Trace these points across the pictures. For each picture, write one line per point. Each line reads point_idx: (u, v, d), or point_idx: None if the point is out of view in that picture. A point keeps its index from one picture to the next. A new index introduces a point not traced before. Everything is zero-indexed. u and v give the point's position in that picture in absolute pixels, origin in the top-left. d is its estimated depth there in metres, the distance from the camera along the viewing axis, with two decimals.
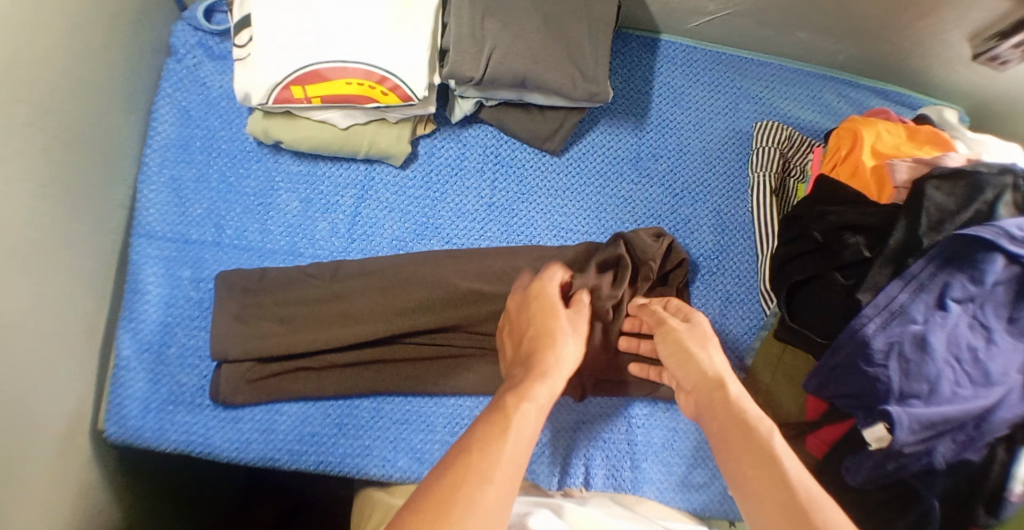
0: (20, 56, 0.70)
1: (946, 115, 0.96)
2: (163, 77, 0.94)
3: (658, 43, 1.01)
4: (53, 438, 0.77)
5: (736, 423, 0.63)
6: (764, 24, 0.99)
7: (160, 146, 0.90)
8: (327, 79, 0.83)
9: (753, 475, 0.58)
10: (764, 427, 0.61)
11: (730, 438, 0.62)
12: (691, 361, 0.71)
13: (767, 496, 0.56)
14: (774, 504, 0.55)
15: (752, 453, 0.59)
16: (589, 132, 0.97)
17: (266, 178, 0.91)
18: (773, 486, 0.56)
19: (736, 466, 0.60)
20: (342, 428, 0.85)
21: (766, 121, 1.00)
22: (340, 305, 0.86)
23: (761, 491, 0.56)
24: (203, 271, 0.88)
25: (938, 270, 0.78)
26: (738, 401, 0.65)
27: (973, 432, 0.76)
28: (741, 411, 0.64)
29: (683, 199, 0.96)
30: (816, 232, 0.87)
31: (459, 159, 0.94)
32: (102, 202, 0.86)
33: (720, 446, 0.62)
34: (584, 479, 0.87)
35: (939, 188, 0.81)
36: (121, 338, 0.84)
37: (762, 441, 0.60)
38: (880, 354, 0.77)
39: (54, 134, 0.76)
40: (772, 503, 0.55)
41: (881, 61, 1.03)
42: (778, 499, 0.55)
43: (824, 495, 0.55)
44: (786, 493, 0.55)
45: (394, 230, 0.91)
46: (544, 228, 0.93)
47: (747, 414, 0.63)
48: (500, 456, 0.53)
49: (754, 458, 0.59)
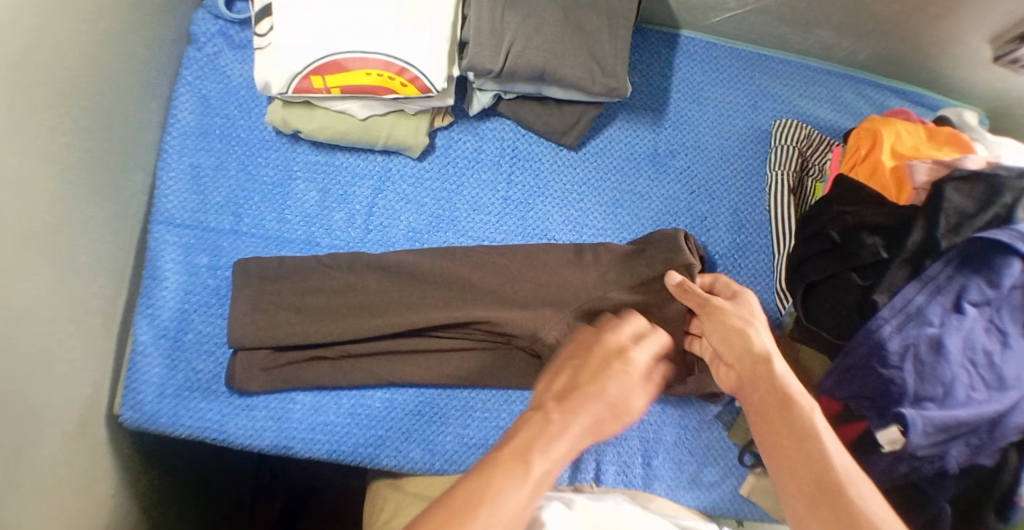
0: (44, 43, 0.70)
1: (965, 116, 0.95)
2: (183, 65, 0.94)
3: (677, 39, 1.01)
4: (70, 421, 0.78)
5: (778, 401, 0.62)
6: (784, 22, 0.98)
7: (180, 133, 0.91)
8: (347, 69, 0.83)
9: (792, 454, 0.59)
10: (807, 403, 0.61)
11: (770, 414, 0.62)
12: (733, 335, 0.70)
13: (801, 476, 0.57)
14: (809, 484, 0.57)
15: (790, 431, 0.60)
16: (606, 128, 0.96)
17: (283, 167, 0.92)
18: (808, 465, 0.57)
19: (774, 445, 0.60)
20: (355, 417, 0.85)
21: (785, 119, 1.00)
22: (354, 296, 0.86)
23: (800, 472, 0.58)
24: (220, 258, 0.89)
25: (956, 272, 0.78)
26: (782, 376, 0.64)
27: (985, 436, 0.75)
28: (786, 386, 0.63)
29: (699, 196, 0.96)
30: (834, 232, 0.87)
31: (476, 152, 0.94)
32: (121, 188, 0.86)
33: (759, 419, 0.63)
34: (595, 474, 0.87)
35: (957, 190, 0.81)
36: (138, 323, 0.85)
37: (803, 418, 0.60)
38: (896, 357, 0.77)
39: (76, 120, 0.77)
40: (810, 484, 0.57)
41: (903, 62, 1.02)
42: (811, 480, 0.57)
43: (860, 475, 0.57)
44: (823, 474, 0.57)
45: (410, 222, 0.92)
46: (560, 222, 0.93)
47: (790, 391, 0.63)
48: (526, 477, 0.53)
49: (794, 437, 0.59)
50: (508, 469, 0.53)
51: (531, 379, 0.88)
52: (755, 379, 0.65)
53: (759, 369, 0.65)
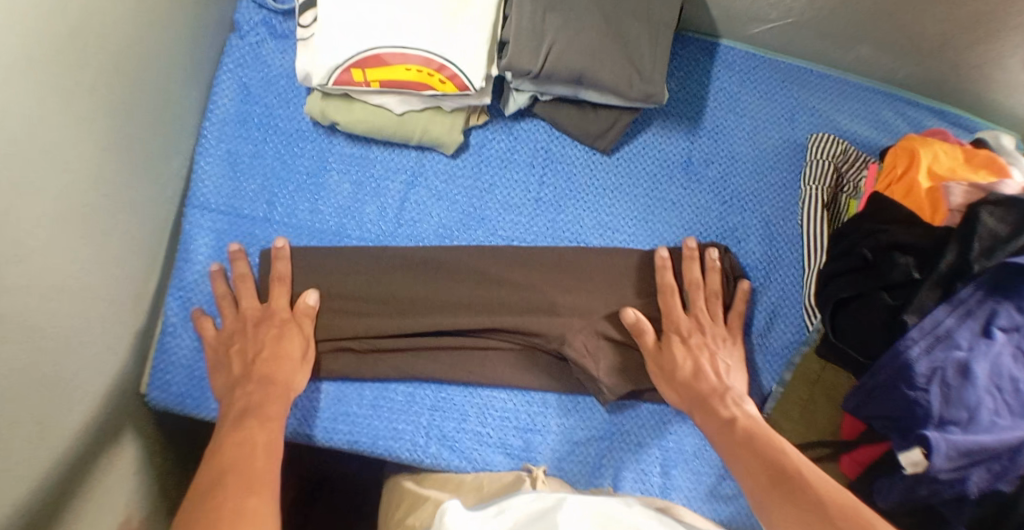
0: (92, 23, 0.72)
1: (1002, 140, 0.94)
2: (225, 53, 0.95)
3: (717, 48, 1.01)
4: (97, 397, 0.79)
5: (745, 437, 0.71)
6: (825, 36, 0.98)
7: (219, 119, 0.92)
8: (387, 64, 0.83)
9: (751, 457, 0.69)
10: (758, 421, 0.74)
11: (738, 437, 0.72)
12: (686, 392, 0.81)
13: (755, 466, 0.67)
14: (763, 476, 0.66)
15: (758, 456, 0.68)
16: (641, 134, 0.96)
17: (318, 158, 0.92)
18: (766, 463, 0.67)
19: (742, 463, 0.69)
20: (377, 410, 0.86)
21: (821, 134, 0.99)
22: (385, 290, 0.88)
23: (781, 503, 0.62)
24: (251, 245, 0.89)
25: (987, 297, 0.79)
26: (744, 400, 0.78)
27: (1007, 463, 0.74)
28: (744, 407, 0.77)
29: (732, 207, 0.96)
30: (866, 250, 0.86)
31: (509, 151, 0.94)
32: (159, 171, 0.88)
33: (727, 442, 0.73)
34: (613, 480, 0.87)
35: (992, 214, 0.80)
36: (168, 305, 0.87)
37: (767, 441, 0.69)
38: (923, 379, 0.76)
39: (118, 100, 0.78)
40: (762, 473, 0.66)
41: (943, 82, 1.01)
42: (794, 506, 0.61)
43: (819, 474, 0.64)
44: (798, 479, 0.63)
45: (441, 219, 0.92)
46: (590, 226, 0.93)
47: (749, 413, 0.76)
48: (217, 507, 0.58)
49: (761, 449, 0.69)
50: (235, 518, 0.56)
51: (552, 381, 0.88)
52: (722, 419, 0.76)
53: (721, 411, 0.77)
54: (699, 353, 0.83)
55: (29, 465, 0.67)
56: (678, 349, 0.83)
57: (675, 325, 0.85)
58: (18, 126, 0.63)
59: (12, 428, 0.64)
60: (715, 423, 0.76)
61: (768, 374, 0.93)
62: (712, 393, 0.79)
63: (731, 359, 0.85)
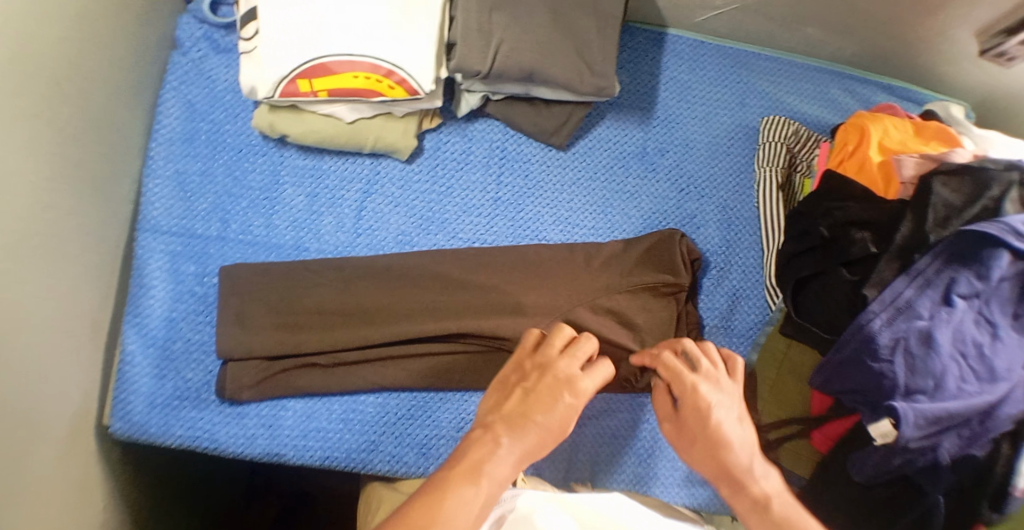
0: (26, 50, 0.70)
1: (952, 110, 0.96)
2: (168, 71, 0.93)
3: (664, 38, 1.01)
4: (59, 433, 0.77)
5: (735, 476, 0.67)
6: (770, 19, 0.99)
7: (165, 140, 0.90)
8: (334, 72, 0.82)
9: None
10: (743, 456, 0.68)
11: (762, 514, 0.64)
12: (702, 447, 0.71)
13: None
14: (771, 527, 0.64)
15: None
16: (595, 127, 0.96)
17: (270, 172, 0.91)
18: None
19: None
20: (348, 422, 0.84)
21: (773, 116, 1.00)
22: (348, 300, 0.86)
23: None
24: (207, 266, 0.88)
25: (945, 266, 0.78)
26: (732, 446, 0.69)
27: (978, 428, 0.75)
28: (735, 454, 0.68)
29: (689, 194, 0.96)
30: (823, 228, 0.87)
31: (464, 153, 0.94)
32: (108, 196, 0.85)
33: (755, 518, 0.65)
34: (590, 474, 0.87)
35: (945, 184, 0.81)
36: (125, 333, 0.84)
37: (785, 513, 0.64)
38: (886, 350, 0.77)
39: (60, 127, 0.76)
40: None
41: (889, 57, 1.02)
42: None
43: None
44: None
45: (400, 225, 0.91)
46: (550, 223, 0.93)
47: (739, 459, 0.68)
48: None
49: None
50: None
51: None
52: (756, 498, 0.66)
53: (750, 487, 0.66)
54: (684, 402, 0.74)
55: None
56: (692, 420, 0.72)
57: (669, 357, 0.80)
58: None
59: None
60: (746, 510, 0.66)
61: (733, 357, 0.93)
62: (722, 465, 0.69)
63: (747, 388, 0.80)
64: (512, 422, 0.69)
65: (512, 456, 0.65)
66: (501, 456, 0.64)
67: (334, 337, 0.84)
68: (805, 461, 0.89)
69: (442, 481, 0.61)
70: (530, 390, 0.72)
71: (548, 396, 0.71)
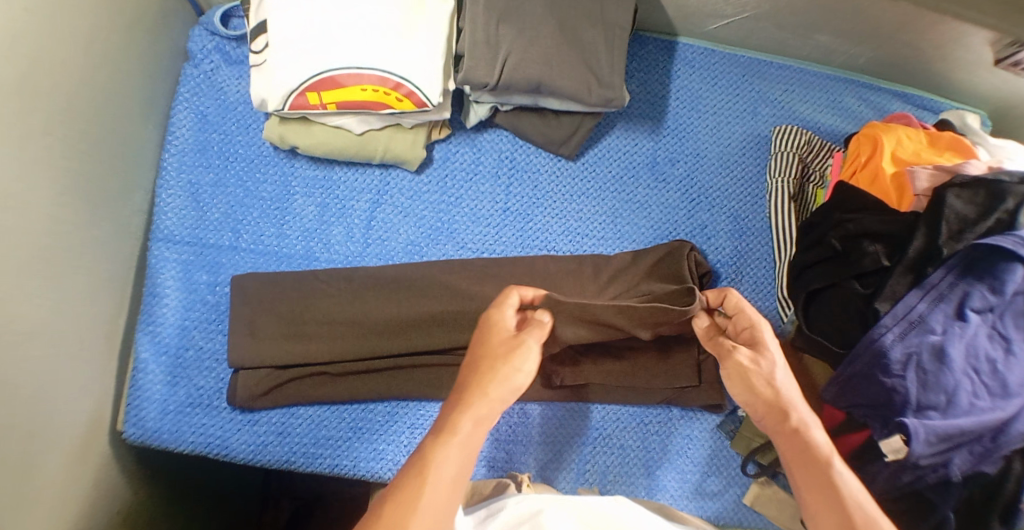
0: (39, 65, 0.71)
1: (967, 119, 0.94)
2: (181, 82, 0.94)
3: (675, 47, 1.00)
4: (73, 440, 0.79)
5: (807, 454, 0.62)
6: (782, 27, 0.98)
7: (178, 150, 0.91)
8: (343, 85, 0.83)
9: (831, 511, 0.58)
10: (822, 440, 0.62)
11: (812, 472, 0.61)
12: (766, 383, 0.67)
13: None
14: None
15: (836, 509, 0.58)
16: (604, 137, 0.96)
17: (281, 182, 0.92)
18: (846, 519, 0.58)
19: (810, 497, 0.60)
20: (357, 432, 0.85)
21: (784, 125, 0.99)
22: (357, 310, 0.87)
23: (830, 525, 0.58)
24: (219, 275, 0.89)
25: (958, 280, 0.77)
26: (808, 428, 0.63)
27: (989, 444, 0.74)
28: (814, 439, 0.62)
29: (700, 204, 0.96)
30: (835, 240, 0.86)
31: (473, 163, 0.94)
32: (121, 206, 0.87)
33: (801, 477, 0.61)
34: (598, 483, 0.87)
35: (959, 196, 0.79)
36: (139, 341, 0.85)
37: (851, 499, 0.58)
38: (898, 366, 0.76)
39: (73, 140, 0.77)
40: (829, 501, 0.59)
41: (904, 65, 1.01)
42: (836, 525, 0.58)
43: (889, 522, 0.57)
44: (846, 529, 0.57)
45: (409, 235, 0.92)
46: (559, 233, 0.93)
47: (819, 445, 0.62)
48: (416, 505, 0.55)
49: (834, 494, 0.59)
50: (402, 499, 0.55)
51: (532, 392, 0.88)
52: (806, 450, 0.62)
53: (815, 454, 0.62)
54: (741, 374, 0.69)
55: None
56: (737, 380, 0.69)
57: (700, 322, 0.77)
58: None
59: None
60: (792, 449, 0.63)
61: None
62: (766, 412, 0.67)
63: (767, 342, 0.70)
64: (493, 352, 0.66)
65: (507, 357, 0.66)
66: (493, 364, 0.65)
67: (344, 349, 0.85)
68: None
69: (472, 370, 0.66)
70: (483, 336, 0.69)
71: (491, 338, 0.68)
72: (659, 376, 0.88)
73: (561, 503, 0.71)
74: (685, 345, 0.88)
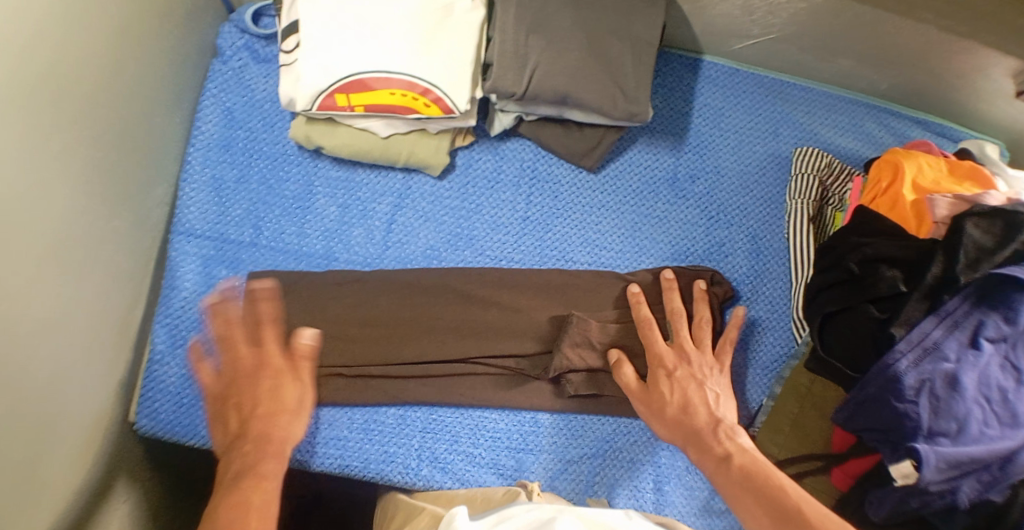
0: (71, 57, 0.71)
1: (986, 149, 0.95)
2: (208, 78, 0.95)
3: (699, 64, 1.01)
4: (83, 432, 0.78)
5: (724, 457, 0.69)
6: (806, 49, 0.98)
7: (202, 145, 0.91)
8: (371, 89, 0.83)
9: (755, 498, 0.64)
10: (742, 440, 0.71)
11: (736, 473, 0.67)
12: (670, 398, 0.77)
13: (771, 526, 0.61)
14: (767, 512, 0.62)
15: (760, 500, 0.64)
16: (626, 151, 0.97)
17: (304, 181, 0.92)
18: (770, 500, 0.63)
19: (738, 497, 0.65)
20: (368, 433, 0.85)
21: (806, 147, 1.00)
22: (374, 312, 0.88)
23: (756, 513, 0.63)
24: (238, 271, 0.89)
25: (972, 308, 0.79)
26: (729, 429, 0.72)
27: (997, 472, 0.74)
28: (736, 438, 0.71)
29: (718, 222, 0.96)
30: (852, 263, 0.86)
31: (495, 171, 0.95)
32: (144, 199, 0.87)
33: (725, 482, 0.68)
34: (606, 497, 0.87)
35: (977, 227, 0.80)
36: (156, 333, 0.86)
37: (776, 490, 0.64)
38: (911, 391, 0.76)
39: (98, 133, 0.77)
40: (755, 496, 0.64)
41: (926, 93, 1.02)
42: (761, 511, 0.63)
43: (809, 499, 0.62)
44: (767, 508, 0.63)
45: (428, 240, 0.92)
46: (578, 244, 0.94)
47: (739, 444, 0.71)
48: None
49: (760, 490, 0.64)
50: None
51: (543, 402, 0.88)
52: (718, 456, 0.70)
53: (715, 447, 0.71)
54: (686, 385, 0.77)
55: (13, 512, 0.65)
56: (692, 389, 0.77)
57: (659, 361, 0.80)
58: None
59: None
60: (710, 460, 0.70)
61: (755, 389, 0.93)
62: (707, 427, 0.73)
63: (720, 387, 0.78)
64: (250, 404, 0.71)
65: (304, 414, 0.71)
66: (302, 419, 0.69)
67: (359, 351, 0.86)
68: (823, 495, 0.87)
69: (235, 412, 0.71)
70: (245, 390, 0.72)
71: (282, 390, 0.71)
72: None
73: (572, 511, 0.69)
74: None
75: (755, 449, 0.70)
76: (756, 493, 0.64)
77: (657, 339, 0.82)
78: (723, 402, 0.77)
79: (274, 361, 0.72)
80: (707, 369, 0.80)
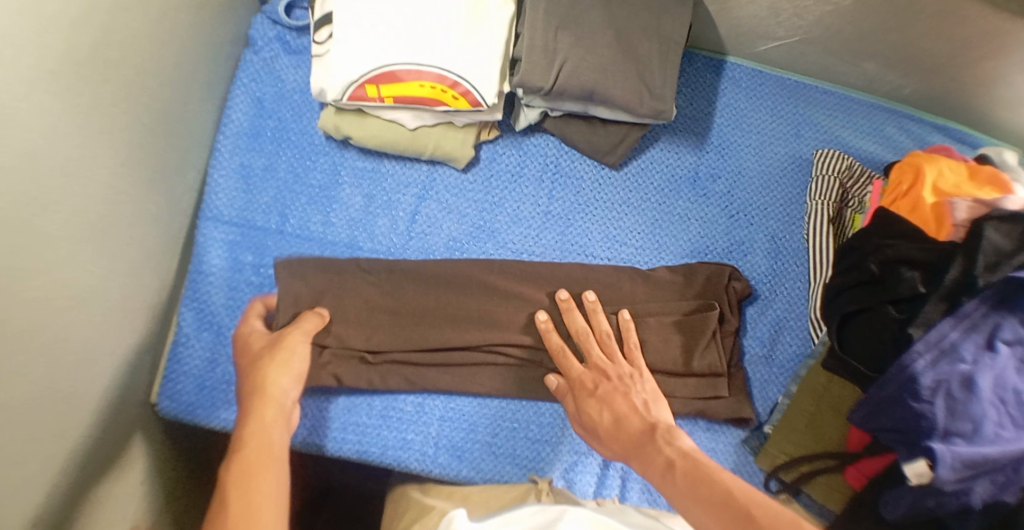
0: (112, 38, 0.72)
1: (1005, 156, 0.96)
2: (240, 67, 0.96)
3: (723, 65, 1.02)
4: (109, 409, 0.80)
5: (669, 464, 0.69)
6: (830, 52, 0.99)
7: (232, 132, 0.93)
8: (401, 80, 0.84)
9: (698, 492, 0.64)
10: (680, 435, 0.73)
11: (677, 472, 0.67)
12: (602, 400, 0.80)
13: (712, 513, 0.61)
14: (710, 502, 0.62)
15: (700, 496, 0.64)
16: (649, 149, 0.98)
17: (331, 171, 0.94)
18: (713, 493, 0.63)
19: (677, 493, 0.66)
20: (387, 420, 0.86)
21: (826, 150, 1.01)
22: (398, 301, 0.89)
23: (694, 506, 0.63)
24: (264, 257, 0.90)
25: (990, 311, 0.79)
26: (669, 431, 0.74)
27: (1011, 474, 0.73)
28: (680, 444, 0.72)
29: (738, 221, 0.98)
30: (872, 264, 0.88)
31: (519, 166, 0.96)
32: (175, 184, 0.89)
33: (665, 480, 0.68)
34: (619, 491, 0.88)
35: (998, 229, 0.81)
36: (183, 315, 0.87)
37: (712, 484, 0.64)
38: (928, 391, 0.76)
39: (134, 116, 0.78)
40: (695, 494, 0.64)
41: (947, 100, 1.03)
42: (698, 505, 0.63)
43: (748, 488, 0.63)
44: (706, 496, 0.63)
45: (451, 231, 0.93)
46: (598, 239, 0.95)
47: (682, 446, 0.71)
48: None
49: (702, 484, 0.65)
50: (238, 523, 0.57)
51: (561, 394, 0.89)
52: (663, 463, 0.70)
53: (657, 455, 0.71)
54: (611, 402, 0.79)
55: (34, 481, 0.66)
56: (618, 400, 0.79)
57: (580, 379, 0.82)
58: (30, 142, 0.63)
59: (17, 445, 0.64)
60: (655, 470, 0.70)
61: (771, 387, 0.94)
62: (645, 435, 0.75)
63: (648, 394, 0.81)
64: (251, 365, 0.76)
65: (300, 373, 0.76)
66: (287, 373, 0.74)
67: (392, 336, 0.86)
68: (838, 496, 0.86)
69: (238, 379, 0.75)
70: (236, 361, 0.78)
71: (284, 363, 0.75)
72: (686, 386, 0.88)
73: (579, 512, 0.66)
74: (714, 354, 0.89)
75: (694, 450, 0.71)
76: (695, 489, 0.64)
77: (574, 364, 0.84)
78: (653, 406, 0.79)
79: (256, 343, 0.79)
80: (628, 379, 0.82)
